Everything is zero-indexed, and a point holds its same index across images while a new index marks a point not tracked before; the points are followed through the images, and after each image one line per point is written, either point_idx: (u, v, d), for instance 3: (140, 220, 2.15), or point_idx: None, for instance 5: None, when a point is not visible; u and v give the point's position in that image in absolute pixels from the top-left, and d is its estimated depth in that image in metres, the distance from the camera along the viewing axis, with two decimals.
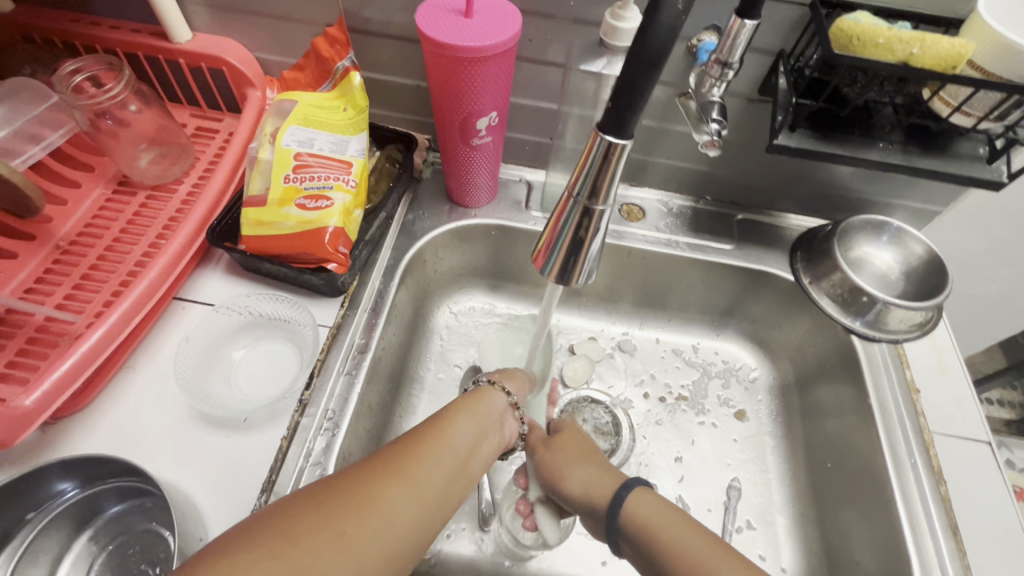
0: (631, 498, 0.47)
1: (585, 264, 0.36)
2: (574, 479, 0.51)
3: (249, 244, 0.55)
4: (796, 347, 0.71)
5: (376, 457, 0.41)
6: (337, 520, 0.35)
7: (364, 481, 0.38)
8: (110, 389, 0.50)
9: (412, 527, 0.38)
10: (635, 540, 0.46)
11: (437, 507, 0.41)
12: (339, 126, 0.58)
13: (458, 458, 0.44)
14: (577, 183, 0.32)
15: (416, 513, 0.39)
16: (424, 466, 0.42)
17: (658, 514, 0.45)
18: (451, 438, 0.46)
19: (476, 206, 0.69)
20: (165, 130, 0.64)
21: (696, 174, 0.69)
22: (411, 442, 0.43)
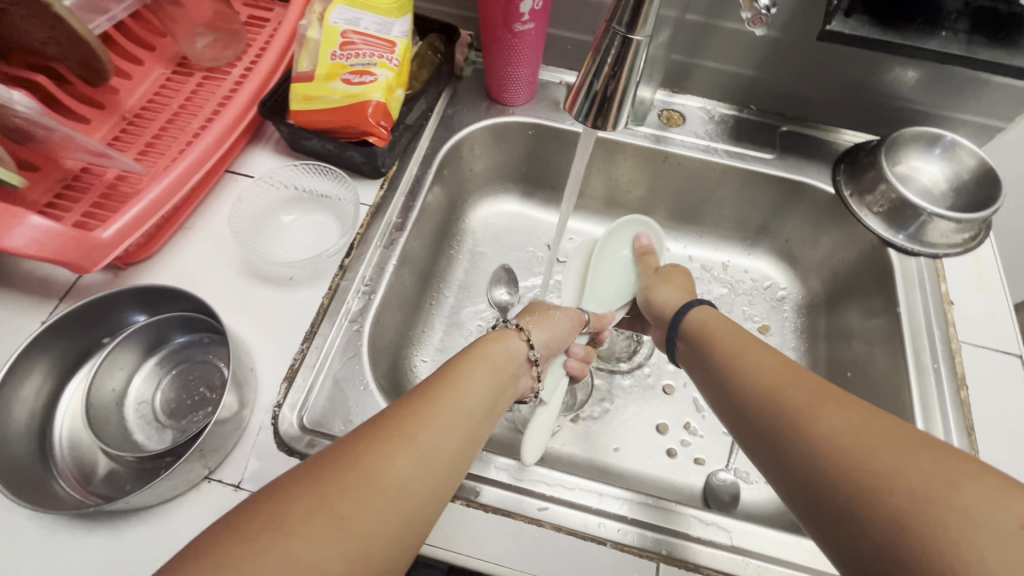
0: (696, 309, 0.53)
1: (620, 106, 0.39)
2: (662, 294, 0.59)
3: (297, 118, 0.57)
4: (828, 265, 0.70)
5: (375, 423, 0.36)
6: (339, 493, 0.31)
7: (360, 457, 0.33)
8: (172, 243, 0.55)
9: (423, 494, 0.34)
10: (690, 339, 0.52)
11: (450, 467, 0.36)
12: (384, 8, 0.58)
13: (467, 419, 0.39)
14: (618, 15, 0.34)
15: (426, 480, 0.34)
16: (431, 425, 0.37)
17: (713, 324, 0.50)
18: (459, 395, 0.41)
19: (514, 104, 0.70)
20: (220, 15, 0.65)
21: (743, 80, 0.67)
22: (414, 403, 0.38)
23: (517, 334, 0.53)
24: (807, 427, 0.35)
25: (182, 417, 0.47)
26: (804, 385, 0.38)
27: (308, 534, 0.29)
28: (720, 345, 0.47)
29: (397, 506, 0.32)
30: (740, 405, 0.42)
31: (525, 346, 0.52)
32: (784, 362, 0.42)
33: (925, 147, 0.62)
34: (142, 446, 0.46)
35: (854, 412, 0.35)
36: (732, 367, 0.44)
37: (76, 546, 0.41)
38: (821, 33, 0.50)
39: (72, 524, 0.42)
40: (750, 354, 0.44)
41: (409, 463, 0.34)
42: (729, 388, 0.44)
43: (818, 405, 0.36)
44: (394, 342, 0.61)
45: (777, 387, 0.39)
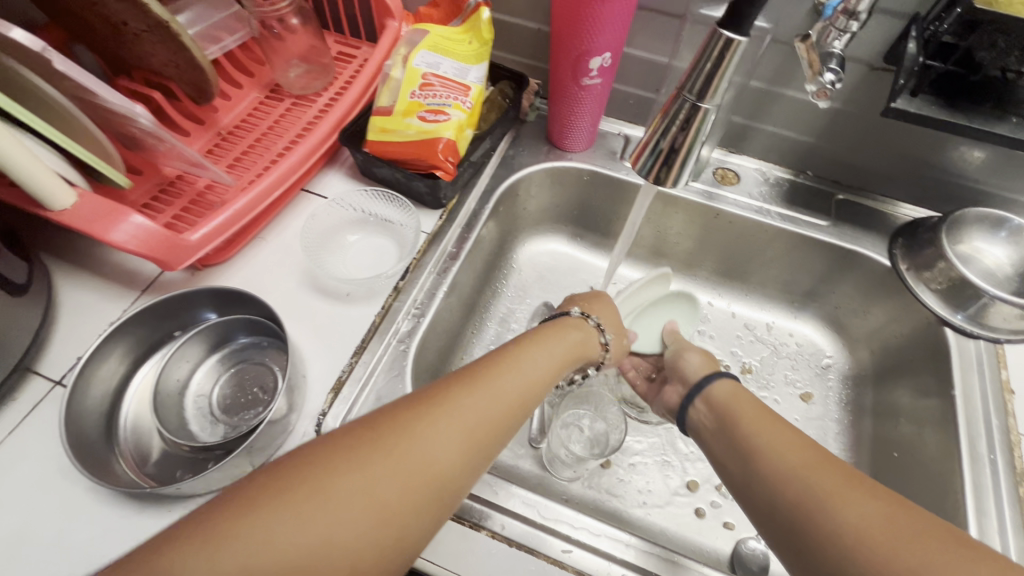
0: (726, 379, 0.51)
1: (681, 165, 0.41)
2: (695, 357, 0.58)
3: (372, 147, 0.62)
4: (877, 338, 0.68)
5: (451, 375, 0.41)
6: (423, 426, 0.36)
7: (409, 430, 0.35)
8: (245, 251, 0.59)
9: (498, 429, 0.40)
10: (720, 406, 0.49)
11: (519, 412, 0.42)
12: (463, 56, 0.64)
13: (509, 403, 0.41)
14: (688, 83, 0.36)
15: (500, 418, 0.40)
16: (498, 380, 0.42)
17: (738, 393, 0.49)
18: (524, 358, 0.46)
19: (573, 150, 0.73)
20: (314, 49, 0.73)
21: (801, 146, 0.68)
22: (484, 363, 0.43)
23: (590, 327, 0.57)
24: (830, 512, 0.35)
25: (235, 414, 0.50)
26: (831, 471, 0.38)
27: (405, 454, 0.34)
28: (742, 412, 0.46)
29: (478, 433, 0.38)
30: (754, 474, 0.41)
31: (599, 346, 0.57)
32: (805, 438, 0.42)
33: (989, 229, 0.61)
34: (196, 436, 0.49)
35: (885, 506, 0.35)
36: (753, 441, 0.43)
37: (124, 524, 0.44)
38: (885, 110, 0.51)
39: (125, 502, 0.45)
40: (772, 429, 0.43)
41: (486, 403, 0.39)
42: (744, 453, 0.43)
43: (844, 491, 0.36)
44: (435, 366, 0.63)
45: (805, 468, 0.38)
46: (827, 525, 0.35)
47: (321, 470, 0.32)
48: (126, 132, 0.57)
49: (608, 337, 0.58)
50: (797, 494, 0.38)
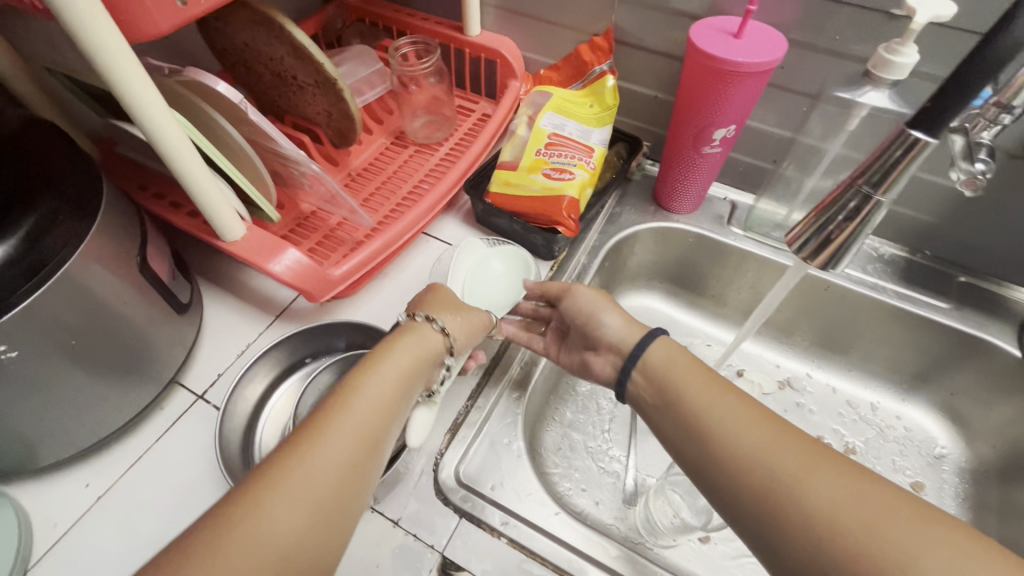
0: (661, 341, 0.49)
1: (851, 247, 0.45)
2: (611, 317, 0.52)
3: (495, 199, 0.66)
4: (1002, 432, 0.64)
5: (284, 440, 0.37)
6: (271, 483, 0.34)
7: (253, 492, 0.34)
8: (372, 286, 0.63)
9: (355, 476, 0.37)
10: (655, 383, 0.47)
11: (377, 428, 0.40)
12: (586, 118, 0.68)
13: (362, 419, 0.39)
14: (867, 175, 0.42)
15: (352, 468, 0.37)
16: (340, 426, 0.38)
17: (680, 360, 0.46)
18: (365, 384, 0.42)
19: (678, 212, 0.74)
20: (440, 103, 0.78)
21: (919, 225, 0.67)
22: (323, 410, 0.39)
23: (431, 327, 0.48)
24: (798, 494, 0.34)
25: None
26: (789, 443, 0.37)
27: (243, 537, 0.32)
28: (691, 386, 0.44)
29: (327, 475, 0.36)
30: (708, 461, 0.40)
31: (437, 335, 0.48)
32: (756, 408, 0.40)
33: None
34: None
35: (852, 477, 0.34)
36: (705, 425, 0.41)
37: None
38: None
39: None
40: (721, 403, 0.41)
41: (329, 465, 0.36)
42: (695, 441, 0.41)
43: (808, 468, 0.35)
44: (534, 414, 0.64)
45: (762, 446, 0.37)
46: (796, 511, 0.34)
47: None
48: (281, 172, 0.62)
49: (443, 319, 0.49)
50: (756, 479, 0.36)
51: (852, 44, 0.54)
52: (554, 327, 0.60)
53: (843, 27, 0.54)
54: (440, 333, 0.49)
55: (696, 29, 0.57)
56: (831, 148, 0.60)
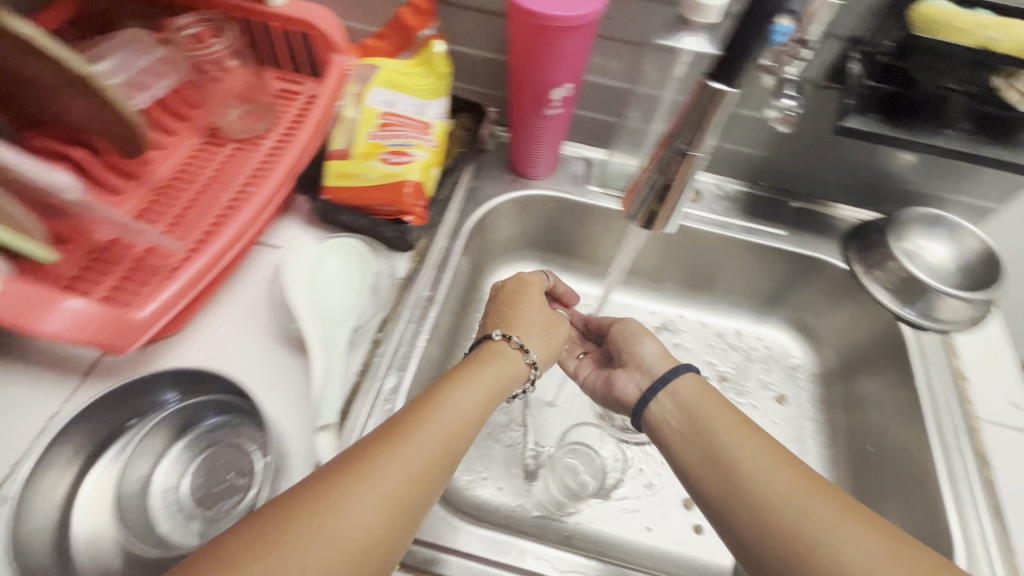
0: (688, 378, 0.51)
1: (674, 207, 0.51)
2: (653, 345, 0.58)
3: (332, 193, 0.59)
4: (842, 336, 0.72)
5: (354, 444, 0.39)
6: (323, 513, 0.34)
7: (300, 518, 0.33)
8: (202, 318, 0.54)
9: (423, 480, 0.38)
10: (688, 414, 0.48)
11: (436, 473, 0.40)
12: (420, 91, 0.62)
13: (426, 459, 0.39)
14: (677, 129, 0.46)
15: (421, 469, 0.39)
16: (414, 446, 0.39)
17: (704, 398, 0.49)
18: (453, 397, 0.44)
19: (536, 177, 0.72)
20: (252, 88, 0.69)
21: (754, 160, 0.71)
22: (437, 424, 0.41)
23: (512, 346, 0.53)
24: (828, 548, 0.37)
25: (210, 506, 0.45)
26: (813, 490, 0.40)
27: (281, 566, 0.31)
28: (716, 420, 0.47)
29: (380, 511, 0.36)
30: (725, 492, 0.43)
31: (529, 365, 0.53)
32: (778, 453, 0.43)
33: (928, 227, 0.65)
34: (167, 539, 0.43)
35: (866, 532, 0.38)
36: (732, 460, 0.44)
37: None
38: (840, 128, 0.54)
39: None
40: (745, 439, 0.44)
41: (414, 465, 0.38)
42: (714, 469, 0.44)
43: (837, 521, 0.38)
44: None
45: (792, 490, 0.40)
46: (827, 559, 0.37)
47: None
48: (47, 200, 0.50)
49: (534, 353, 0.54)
50: (781, 526, 0.39)
51: None
52: (593, 353, 0.66)
53: None
54: (529, 364, 0.54)
55: None
56: (665, 94, 0.60)
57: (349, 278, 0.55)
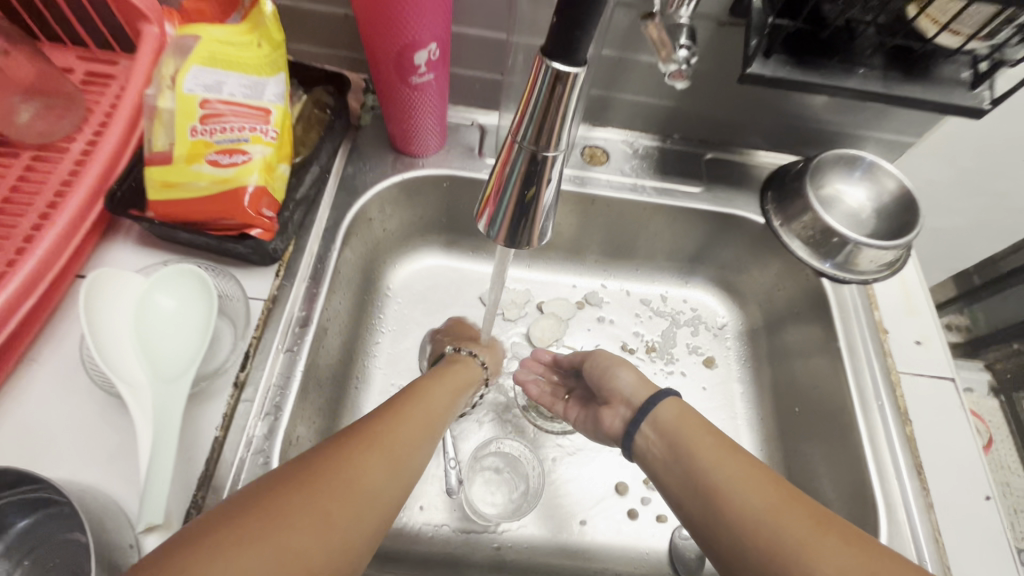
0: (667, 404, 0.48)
1: (542, 233, 0.32)
2: (627, 375, 0.53)
3: (157, 209, 0.47)
4: (764, 291, 0.69)
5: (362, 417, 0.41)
6: (336, 462, 0.36)
7: (316, 466, 0.35)
8: (7, 386, 0.43)
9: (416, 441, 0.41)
10: (667, 435, 0.46)
11: (426, 442, 0.42)
12: (251, 65, 0.50)
13: (420, 425, 0.42)
14: (522, 130, 0.27)
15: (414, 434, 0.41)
16: (406, 419, 0.42)
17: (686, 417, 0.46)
18: (433, 388, 0.48)
19: (424, 155, 0.62)
20: (45, 77, 0.54)
21: (663, 110, 0.64)
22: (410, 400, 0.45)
23: (468, 357, 0.56)
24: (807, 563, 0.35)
25: None
26: (790, 504, 0.38)
27: (307, 503, 0.33)
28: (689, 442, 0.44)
29: (386, 463, 0.38)
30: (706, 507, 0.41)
31: (479, 367, 0.57)
32: (761, 473, 0.41)
33: (846, 170, 0.61)
34: None
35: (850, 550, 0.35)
36: (709, 477, 0.41)
37: None
38: (742, 77, 0.47)
39: None
40: (723, 457, 0.42)
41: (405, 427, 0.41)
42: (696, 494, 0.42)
43: (813, 537, 0.36)
44: None
45: (769, 508, 0.38)
46: None
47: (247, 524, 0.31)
48: None
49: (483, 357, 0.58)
50: (758, 546, 0.37)
51: None
52: (575, 391, 0.60)
53: None
54: (481, 367, 0.57)
55: None
56: None
57: (187, 318, 0.45)
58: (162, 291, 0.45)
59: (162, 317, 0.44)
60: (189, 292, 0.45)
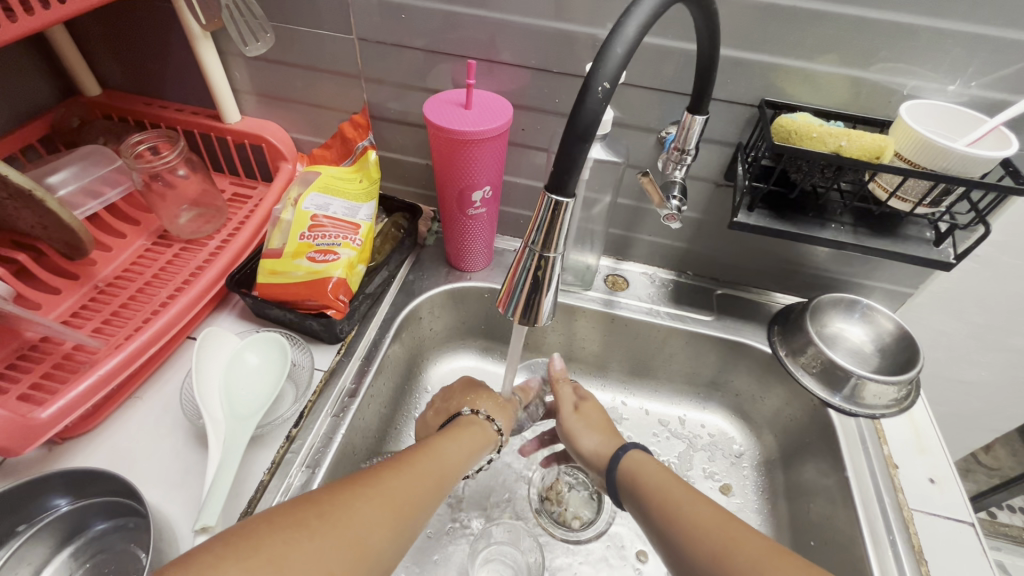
0: (627, 456, 0.56)
1: (547, 307, 0.42)
2: (588, 441, 0.61)
3: (261, 290, 0.61)
4: (777, 421, 0.71)
5: (368, 467, 0.45)
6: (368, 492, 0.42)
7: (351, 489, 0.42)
8: (117, 414, 0.55)
9: (428, 496, 0.46)
10: (629, 487, 0.54)
11: (438, 485, 0.48)
12: (352, 194, 0.66)
13: (434, 474, 0.48)
14: (533, 235, 0.38)
15: (421, 493, 0.45)
16: (417, 469, 0.47)
17: (648, 463, 0.54)
18: (441, 448, 0.52)
19: (472, 270, 0.75)
20: (206, 193, 0.72)
21: (676, 250, 0.75)
22: (444, 446, 0.53)
23: (484, 421, 0.60)
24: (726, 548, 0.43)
25: None
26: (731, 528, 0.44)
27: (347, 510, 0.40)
28: (651, 498, 0.50)
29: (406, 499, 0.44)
30: (679, 553, 0.46)
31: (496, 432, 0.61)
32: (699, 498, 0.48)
33: (844, 312, 0.67)
34: None
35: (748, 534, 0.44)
36: (672, 521, 0.47)
37: None
38: (731, 223, 0.57)
39: None
40: (688, 504, 0.48)
41: (415, 483, 0.46)
42: (673, 539, 0.46)
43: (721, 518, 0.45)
44: None
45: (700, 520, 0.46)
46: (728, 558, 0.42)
47: (255, 540, 0.35)
48: None
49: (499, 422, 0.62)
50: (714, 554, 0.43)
51: (570, 105, 0.63)
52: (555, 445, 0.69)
53: (560, 91, 0.62)
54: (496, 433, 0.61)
55: (429, 105, 0.59)
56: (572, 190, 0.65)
57: (266, 372, 0.58)
58: (250, 347, 0.59)
59: (247, 365, 0.58)
60: (275, 352, 0.59)
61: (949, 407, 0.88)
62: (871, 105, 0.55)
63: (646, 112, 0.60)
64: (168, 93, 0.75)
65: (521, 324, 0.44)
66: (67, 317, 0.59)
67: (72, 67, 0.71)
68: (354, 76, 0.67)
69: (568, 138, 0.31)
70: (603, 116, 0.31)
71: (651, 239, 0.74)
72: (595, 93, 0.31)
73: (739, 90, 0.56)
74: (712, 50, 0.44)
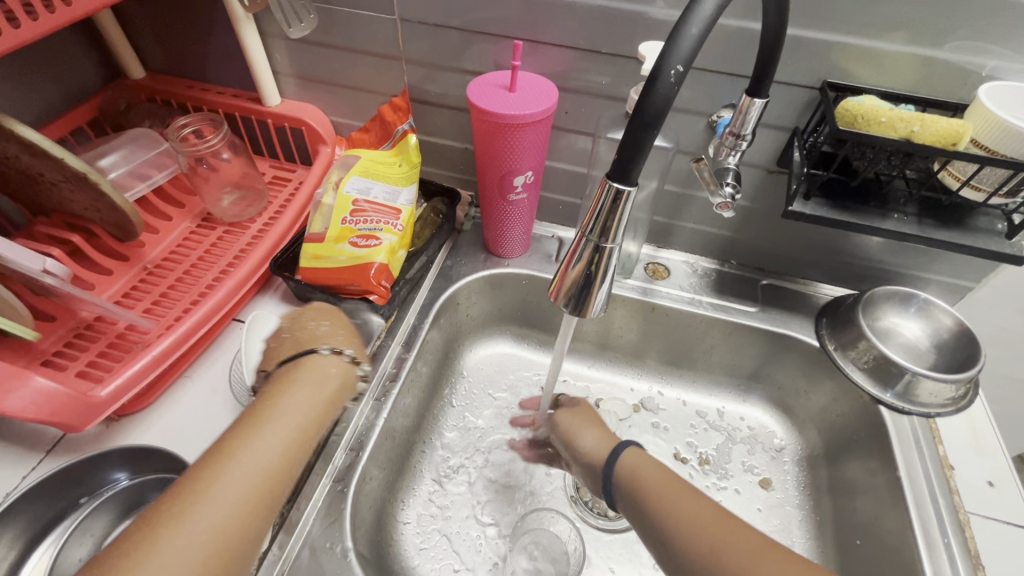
0: (626, 453, 0.55)
1: (602, 298, 0.41)
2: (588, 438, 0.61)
3: (305, 274, 0.62)
4: (821, 415, 0.70)
5: (191, 468, 0.42)
6: (185, 519, 0.38)
7: (168, 512, 0.39)
8: (169, 393, 0.56)
9: (255, 502, 0.42)
10: (627, 484, 0.52)
11: (267, 484, 0.43)
12: (393, 178, 0.65)
13: (255, 470, 0.43)
14: (589, 226, 0.37)
15: (239, 501, 0.41)
16: (235, 469, 0.42)
17: (646, 460, 0.54)
18: (271, 423, 0.46)
19: (510, 256, 0.74)
20: (247, 176, 0.72)
21: (721, 239, 0.72)
22: (282, 421, 0.46)
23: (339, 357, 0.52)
24: (721, 546, 0.42)
25: None
26: (728, 524, 0.43)
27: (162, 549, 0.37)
28: (652, 489, 0.50)
29: (230, 517, 0.40)
30: (672, 545, 0.45)
31: None
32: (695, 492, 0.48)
33: (900, 305, 0.64)
34: None
35: (747, 535, 0.42)
36: (669, 515, 0.46)
37: None
38: (785, 212, 0.55)
39: None
40: (687, 500, 0.47)
41: (228, 489, 0.41)
42: (669, 533, 0.46)
43: (721, 517, 0.44)
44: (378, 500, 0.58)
45: (695, 513, 0.45)
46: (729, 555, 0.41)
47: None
48: (35, 283, 0.53)
49: None
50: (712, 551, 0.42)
51: (618, 87, 0.60)
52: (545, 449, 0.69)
53: (608, 74, 0.60)
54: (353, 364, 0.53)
55: (473, 87, 0.57)
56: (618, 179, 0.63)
57: None
58: None
59: None
60: None
61: (1006, 406, 0.84)
62: (944, 87, 0.51)
63: (697, 95, 0.58)
64: (210, 75, 0.76)
65: (570, 315, 0.43)
66: (119, 297, 0.61)
67: (119, 51, 0.72)
68: (395, 58, 0.66)
69: (637, 120, 0.30)
70: (673, 102, 0.30)
71: (694, 227, 0.72)
72: (667, 77, 0.29)
73: (799, 72, 0.53)
74: (779, 29, 0.42)
